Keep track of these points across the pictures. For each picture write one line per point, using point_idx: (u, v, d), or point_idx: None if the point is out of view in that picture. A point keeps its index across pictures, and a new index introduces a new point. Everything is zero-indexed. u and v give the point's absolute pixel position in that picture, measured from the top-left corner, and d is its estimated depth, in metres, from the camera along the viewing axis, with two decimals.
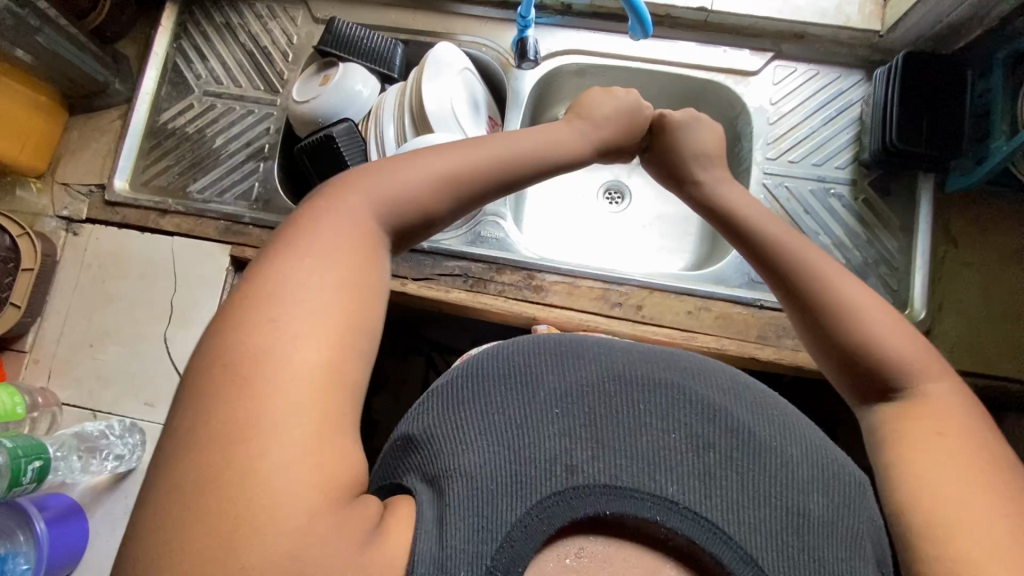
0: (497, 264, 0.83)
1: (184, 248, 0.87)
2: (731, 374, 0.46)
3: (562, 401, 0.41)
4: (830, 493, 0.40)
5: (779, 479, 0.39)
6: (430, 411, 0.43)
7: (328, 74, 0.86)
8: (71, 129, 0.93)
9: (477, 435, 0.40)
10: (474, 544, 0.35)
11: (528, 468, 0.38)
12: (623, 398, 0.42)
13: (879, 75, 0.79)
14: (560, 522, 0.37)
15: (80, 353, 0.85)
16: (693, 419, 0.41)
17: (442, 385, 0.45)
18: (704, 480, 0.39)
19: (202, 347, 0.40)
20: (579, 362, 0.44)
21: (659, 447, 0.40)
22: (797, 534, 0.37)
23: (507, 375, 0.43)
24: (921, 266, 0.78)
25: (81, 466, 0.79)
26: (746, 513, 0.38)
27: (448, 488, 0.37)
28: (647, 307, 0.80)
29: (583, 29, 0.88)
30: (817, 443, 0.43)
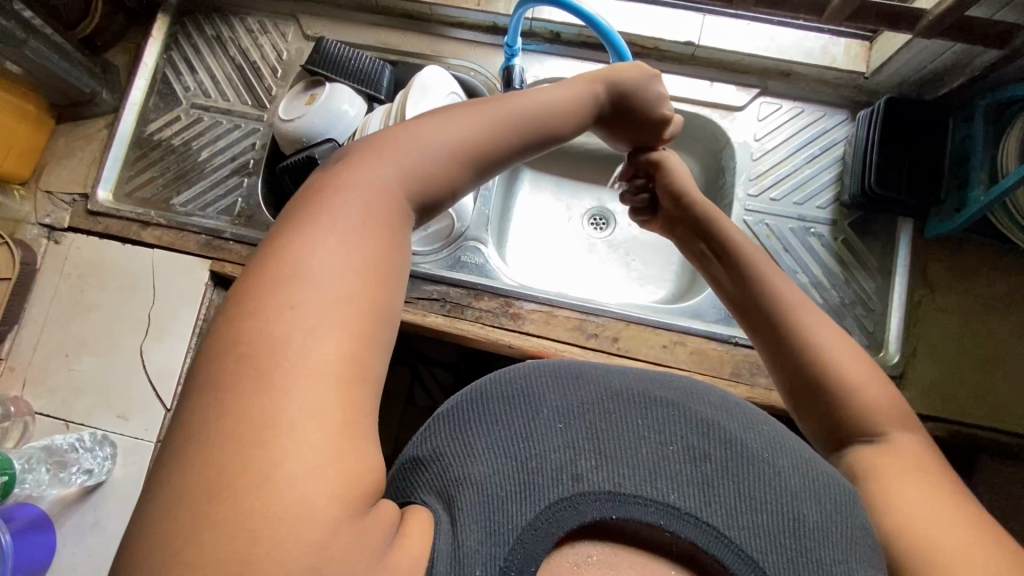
0: (476, 290, 0.83)
1: (164, 261, 0.87)
2: (717, 391, 0.46)
3: (564, 413, 0.40)
4: (822, 501, 0.40)
5: (773, 485, 0.39)
6: (438, 433, 0.41)
7: (314, 93, 0.85)
8: (57, 137, 0.93)
9: (482, 446, 0.39)
10: (487, 548, 0.35)
11: (536, 478, 0.37)
12: (622, 408, 0.41)
13: (861, 117, 0.80)
14: (568, 526, 0.36)
15: (55, 363, 0.85)
16: (689, 430, 0.41)
17: (448, 410, 0.43)
18: (703, 487, 0.38)
19: (208, 343, 0.36)
20: (576, 374, 0.43)
21: (659, 456, 0.39)
22: (794, 537, 0.37)
23: (509, 391, 0.42)
24: (898, 309, 0.78)
25: (48, 479, 0.79)
26: (744, 518, 0.38)
27: (458, 497, 0.37)
28: (623, 339, 0.80)
29: (571, 57, 0.88)
30: (803, 451, 0.43)
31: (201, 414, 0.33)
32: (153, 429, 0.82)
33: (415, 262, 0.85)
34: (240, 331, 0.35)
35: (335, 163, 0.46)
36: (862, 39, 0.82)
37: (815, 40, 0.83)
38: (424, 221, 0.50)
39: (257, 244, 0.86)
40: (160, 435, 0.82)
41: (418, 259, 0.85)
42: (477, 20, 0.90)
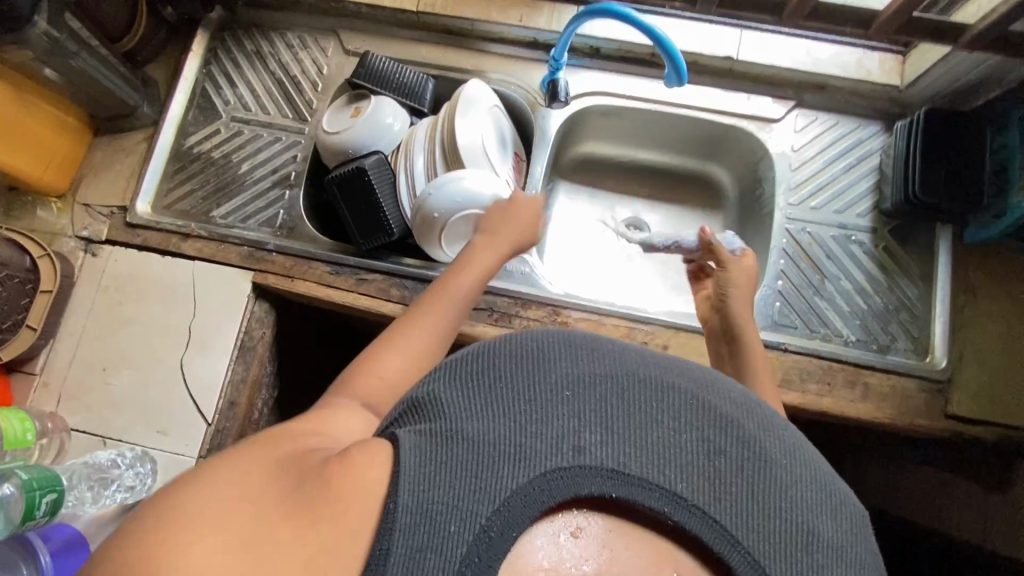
0: (523, 299, 0.83)
1: (205, 272, 0.86)
2: (740, 389, 0.45)
3: (574, 384, 0.41)
4: (839, 517, 0.39)
5: (787, 494, 0.38)
6: (439, 379, 0.43)
7: (359, 106, 0.87)
8: (95, 149, 0.92)
9: (483, 407, 0.39)
10: (470, 502, 0.35)
11: (533, 442, 0.37)
12: (635, 390, 0.41)
13: (899, 128, 0.82)
14: (559, 496, 0.36)
15: (92, 377, 0.83)
16: (707, 422, 0.40)
17: (453, 361, 0.44)
18: (713, 481, 0.38)
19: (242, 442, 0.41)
20: (592, 352, 0.44)
21: (669, 444, 0.39)
22: (804, 550, 0.37)
23: (522, 358, 0.42)
24: (942, 314, 0.80)
25: (91, 497, 0.77)
26: (754, 521, 0.37)
27: (449, 449, 0.37)
28: (672, 347, 0.80)
29: (609, 71, 0.90)
30: (823, 469, 0.42)
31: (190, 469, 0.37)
32: (194, 444, 0.80)
33: None
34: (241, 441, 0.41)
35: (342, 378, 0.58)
36: (895, 53, 0.85)
37: (850, 54, 0.85)
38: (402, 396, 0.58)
39: (300, 255, 0.86)
40: (202, 450, 0.80)
41: None
42: (517, 35, 0.91)
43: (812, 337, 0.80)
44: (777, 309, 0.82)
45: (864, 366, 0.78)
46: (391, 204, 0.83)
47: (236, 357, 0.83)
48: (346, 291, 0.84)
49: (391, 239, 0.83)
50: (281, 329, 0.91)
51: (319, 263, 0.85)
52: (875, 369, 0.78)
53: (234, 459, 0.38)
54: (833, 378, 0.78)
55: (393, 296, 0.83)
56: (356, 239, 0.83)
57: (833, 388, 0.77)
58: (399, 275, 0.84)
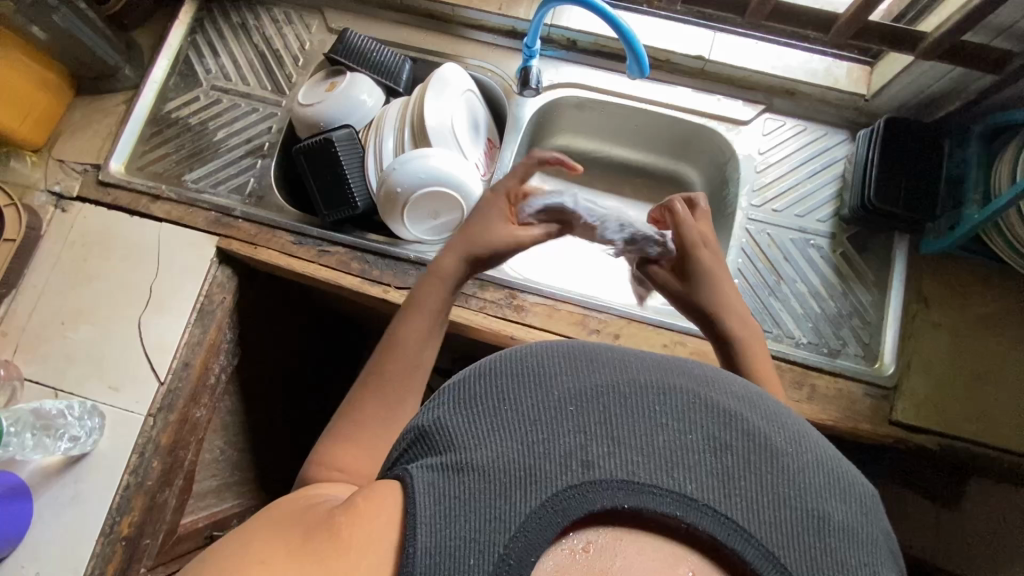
0: (480, 280, 0.84)
1: (171, 236, 0.87)
2: (741, 379, 0.42)
3: (574, 393, 0.38)
4: (849, 499, 0.37)
5: (797, 482, 0.36)
6: (441, 402, 0.41)
7: (334, 81, 0.88)
8: (75, 108, 0.94)
9: (489, 430, 0.38)
10: (487, 533, 0.34)
11: (542, 463, 0.36)
12: (637, 393, 0.39)
13: (861, 136, 0.83)
14: (574, 515, 0.35)
15: (50, 330, 0.84)
16: (709, 419, 0.38)
17: (454, 381, 0.42)
18: (722, 480, 0.36)
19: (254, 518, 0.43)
20: (591, 358, 0.41)
21: (676, 447, 0.37)
22: (818, 536, 0.35)
23: (519, 371, 0.40)
24: (893, 321, 0.80)
25: (34, 444, 0.75)
26: (766, 513, 0.35)
27: (462, 482, 0.36)
28: (624, 336, 0.81)
29: (584, 64, 0.91)
30: (827, 449, 0.40)
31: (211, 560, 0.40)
32: (144, 401, 0.81)
33: (422, 250, 0.86)
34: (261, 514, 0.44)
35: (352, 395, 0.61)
36: (864, 64, 0.87)
37: (819, 62, 0.87)
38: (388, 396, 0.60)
39: (265, 223, 0.87)
40: (152, 408, 0.81)
41: (425, 247, 0.86)
42: (497, 24, 0.93)
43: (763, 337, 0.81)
44: None
45: (813, 368, 0.79)
46: (357, 178, 0.84)
47: (195, 319, 0.84)
48: (307, 262, 0.85)
49: (355, 213, 0.84)
50: (244, 296, 0.92)
51: (283, 232, 0.86)
52: (823, 371, 0.79)
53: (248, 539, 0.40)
54: (781, 378, 0.78)
55: (353, 269, 0.84)
56: (320, 210, 0.84)
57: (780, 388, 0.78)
58: (360, 249, 0.85)
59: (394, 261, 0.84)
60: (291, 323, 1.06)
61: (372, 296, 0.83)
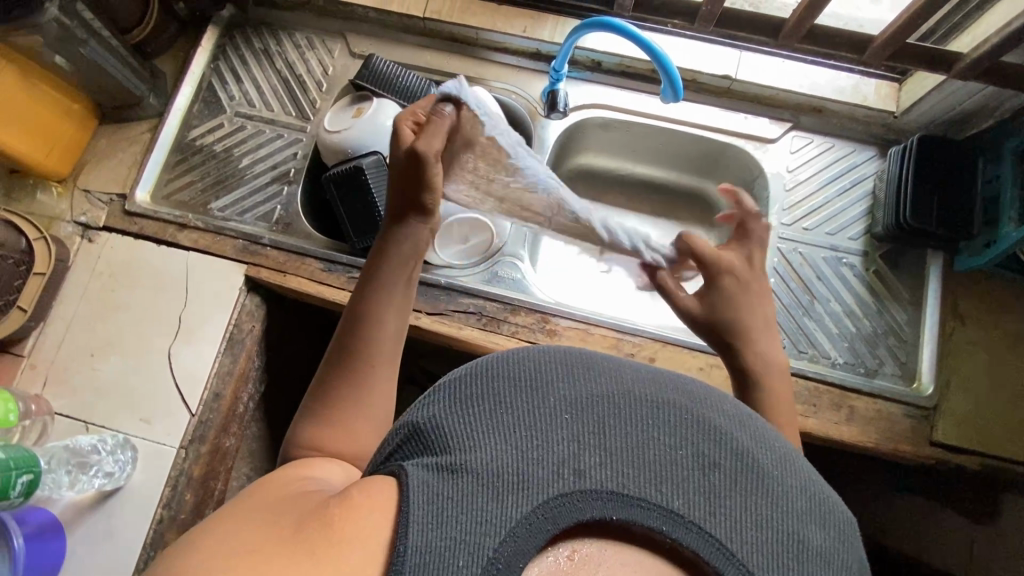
0: (512, 305, 0.83)
1: (199, 264, 0.86)
2: (732, 400, 0.44)
3: (570, 403, 0.39)
4: (828, 526, 0.38)
5: (780, 504, 0.37)
6: (437, 403, 0.41)
7: (361, 107, 0.87)
8: (100, 137, 0.94)
9: (485, 433, 0.38)
10: (477, 535, 0.33)
11: (536, 469, 0.36)
12: (631, 407, 0.40)
13: (892, 154, 0.83)
14: (564, 523, 0.35)
15: (79, 362, 0.83)
16: (700, 435, 0.39)
17: (451, 384, 0.43)
18: (708, 496, 0.37)
19: (245, 495, 0.42)
20: (588, 368, 0.42)
21: (666, 460, 0.38)
22: (797, 560, 0.35)
23: (517, 379, 0.41)
24: (929, 340, 0.80)
25: (68, 481, 0.75)
26: (749, 532, 0.36)
27: (455, 483, 0.35)
28: (659, 360, 0.80)
29: (610, 85, 0.91)
30: (812, 475, 0.41)
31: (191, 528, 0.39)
32: (175, 434, 0.80)
33: (452, 275, 0.85)
34: (249, 491, 0.42)
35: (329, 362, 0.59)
36: (892, 80, 0.86)
37: (847, 80, 0.86)
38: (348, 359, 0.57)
39: (293, 251, 0.86)
40: (183, 440, 0.80)
41: (455, 272, 0.86)
42: (521, 46, 0.93)
43: (799, 358, 0.80)
44: None
45: (851, 389, 0.78)
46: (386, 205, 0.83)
47: (225, 348, 0.84)
48: (337, 289, 0.84)
49: None
50: (272, 323, 0.91)
51: (312, 260, 0.86)
52: (861, 393, 0.78)
53: (234, 518, 0.38)
54: (819, 400, 0.77)
55: None
56: (350, 237, 0.84)
57: (819, 410, 0.77)
58: None
59: (424, 287, 0.84)
60: (315, 347, 1.06)
61: None
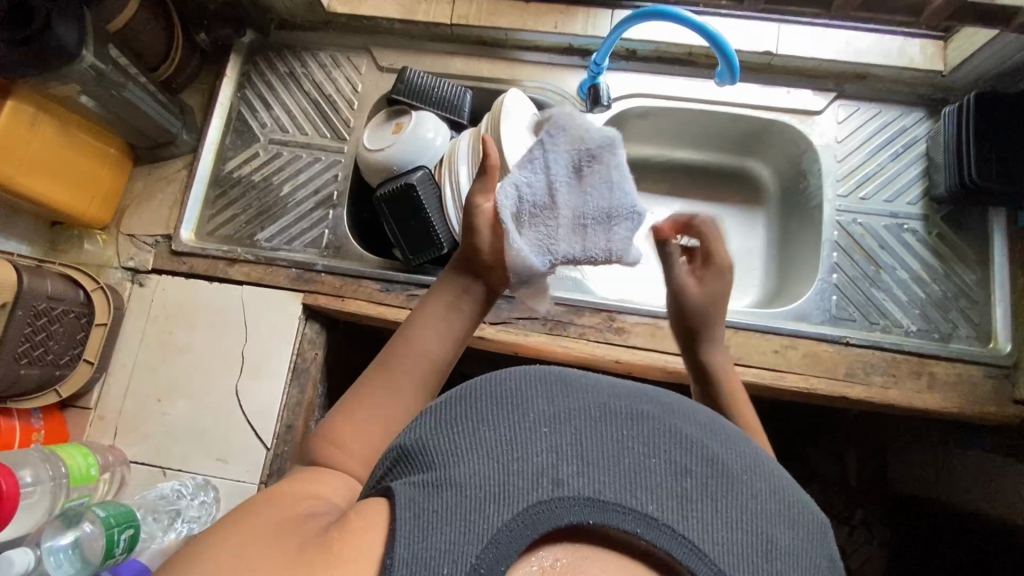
0: (576, 306, 0.82)
1: (255, 297, 0.85)
2: (700, 409, 0.45)
3: (551, 418, 0.40)
4: (795, 525, 0.39)
5: (746, 507, 0.38)
6: (425, 423, 0.42)
7: (400, 121, 0.86)
8: (136, 178, 0.92)
9: (470, 448, 0.38)
10: (460, 544, 0.34)
11: (516, 479, 0.36)
12: (607, 418, 0.41)
13: (946, 113, 0.81)
14: (543, 529, 0.35)
15: (147, 408, 0.83)
16: (670, 445, 0.40)
17: (438, 403, 0.43)
18: (678, 501, 0.37)
19: (252, 503, 0.41)
20: (566, 384, 0.43)
21: (640, 468, 0.38)
22: (765, 557, 0.37)
23: (499, 398, 0.41)
24: (1001, 298, 0.79)
25: (158, 528, 0.76)
26: (719, 534, 0.37)
27: (439, 497, 0.36)
28: (732, 347, 0.79)
29: (647, 73, 0.89)
30: (781, 480, 0.42)
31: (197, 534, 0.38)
32: (254, 470, 0.80)
33: None
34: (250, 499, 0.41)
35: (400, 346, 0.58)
36: (936, 39, 0.85)
37: (891, 42, 0.85)
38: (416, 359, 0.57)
39: (349, 274, 0.85)
40: (263, 475, 0.80)
41: None
42: (552, 42, 0.91)
43: (872, 329, 0.80)
44: (833, 303, 0.81)
45: (929, 356, 0.77)
46: (439, 219, 0.82)
47: (291, 380, 0.83)
48: (398, 308, 0.83)
49: (441, 252, 0.82)
50: (331, 349, 0.90)
51: (369, 281, 0.85)
52: (939, 358, 0.77)
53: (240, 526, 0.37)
54: (898, 369, 0.77)
55: None
56: (405, 255, 0.83)
57: (899, 380, 0.76)
58: None
59: None
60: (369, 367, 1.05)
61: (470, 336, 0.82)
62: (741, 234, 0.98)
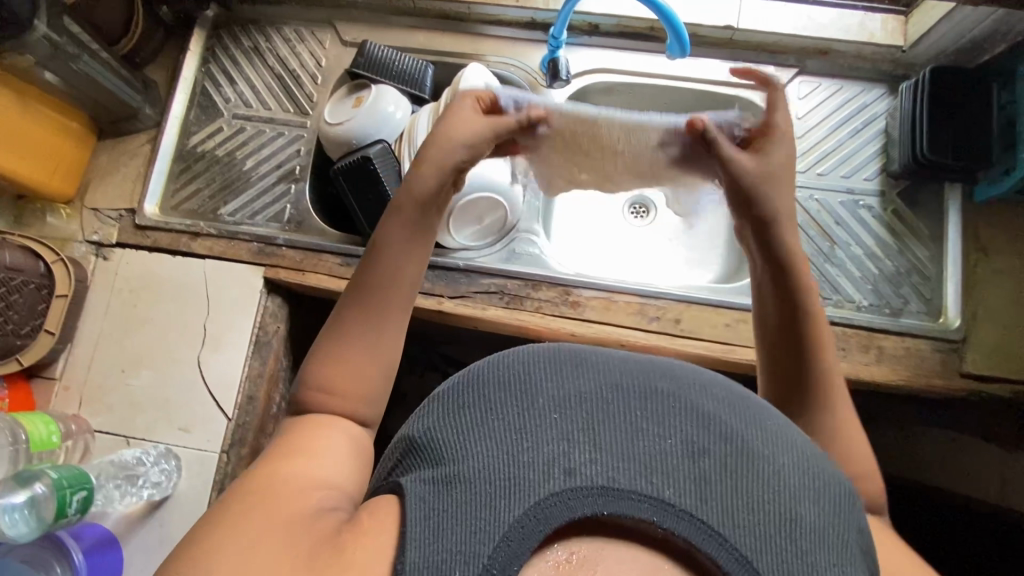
0: (533, 281, 0.83)
1: (217, 271, 0.86)
2: (720, 381, 0.45)
3: (559, 403, 0.40)
4: (821, 500, 0.39)
5: (769, 484, 0.38)
6: (431, 414, 0.43)
7: (361, 95, 0.86)
8: (100, 153, 0.93)
9: (479, 441, 0.39)
10: (471, 544, 0.34)
11: (526, 472, 0.37)
12: (618, 400, 0.41)
13: (904, 90, 0.81)
14: (556, 523, 0.35)
15: (111, 379, 0.84)
16: (685, 424, 0.40)
17: (444, 391, 0.44)
18: (698, 483, 0.37)
19: (262, 490, 0.41)
20: (576, 365, 0.43)
21: (655, 452, 0.38)
22: (789, 537, 0.36)
23: (508, 384, 0.42)
24: (953, 274, 0.80)
25: (118, 494, 0.78)
26: (740, 516, 0.36)
27: (450, 495, 0.37)
28: (685, 321, 0.80)
29: (609, 48, 0.89)
30: (805, 451, 0.41)
31: (214, 518, 0.39)
32: (215, 439, 0.81)
33: (470, 258, 0.86)
34: (258, 486, 0.42)
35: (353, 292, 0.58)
36: (897, 14, 0.85)
37: (852, 18, 0.85)
38: (376, 293, 0.57)
39: (309, 248, 0.86)
40: (224, 444, 0.81)
41: (472, 253, 0.86)
42: (515, 16, 0.91)
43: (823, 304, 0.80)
44: None
45: (879, 330, 0.78)
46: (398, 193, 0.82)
47: (253, 352, 0.84)
48: None
49: None
50: (294, 323, 0.92)
51: (329, 256, 0.86)
52: (889, 333, 0.78)
53: (251, 522, 0.38)
54: (848, 343, 0.78)
55: None
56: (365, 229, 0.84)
57: (848, 353, 0.77)
58: None
59: (444, 271, 0.85)
60: None
61: (428, 309, 0.83)
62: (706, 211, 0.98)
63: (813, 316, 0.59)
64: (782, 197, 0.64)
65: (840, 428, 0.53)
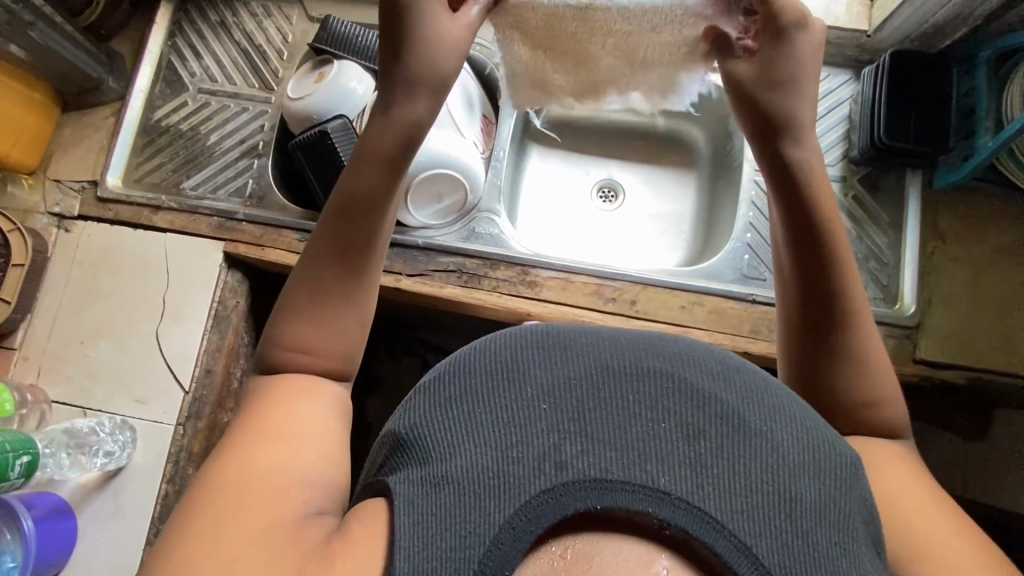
0: (491, 260, 0.83)
1: (177, 245, 0.86)
2: (715, 353, 0.40)
3: (547, 391, 0.36)
4: (821, 475, 0.35)
5: (768, 464, 0.34)
6: (414, 409, 0.39)
7: (322, 71, 0.85)
8: (64, 125, 0.92)
9: (465, 437, 0.35)
10: (461, 550, 0.32)
11: (514, 468, 0.34)
12: (609, 382, 0.37)
13: (867, 75, 0.81)
14: (547, 522, 0.32)
15: (70, 350, 0.84)
16: (681, 404, 0.36)
17: (427, 382, 0.40)
18: (695, 469, 0.34)
19: (228, 486, 0.39)
20: (563, 346, 0.39)
21: (648, 438, 0.35)
22: (789, 518, 0.33)
23: (493, 371, 0.38)
24: (911, 261, 0.80)
25: (69, 462, 0.79)
26: (738, 500, 0.33)
27: (437, 497, 0.34)
28: (640, 302, 0.80)
29: None
30: (803, 421, 0.37)
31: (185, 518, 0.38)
32: (171, 412, 0.82)
33: (428, 236, 0.85)
34: (227, 481, 0.39)
35: (319, 249, 0.52)
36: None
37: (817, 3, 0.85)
38: (347, 252, 0.52)
39: (269, 223, 0.86)
40: (180, 417, 0.81)
41: (432, 232, 0.86)
42: None
43: None
44: (744, 261, 0.82)
45: None
46: None
47: (211, 327, 0.84)
48: None
49: None
50: (256, 300, 0.92)
51: (289, 231, 0.86)
52: None
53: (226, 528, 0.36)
54: None
55: None
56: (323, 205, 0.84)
57: None
58: None
59: (403, 249, 0.85)
60: None
61: (385, 286, 0.83)
62: (674, 195, 0.97)
63: (833, 224, 0.54)
64: (800, 103, 0.56)
65: (864, 357, 0.50)
